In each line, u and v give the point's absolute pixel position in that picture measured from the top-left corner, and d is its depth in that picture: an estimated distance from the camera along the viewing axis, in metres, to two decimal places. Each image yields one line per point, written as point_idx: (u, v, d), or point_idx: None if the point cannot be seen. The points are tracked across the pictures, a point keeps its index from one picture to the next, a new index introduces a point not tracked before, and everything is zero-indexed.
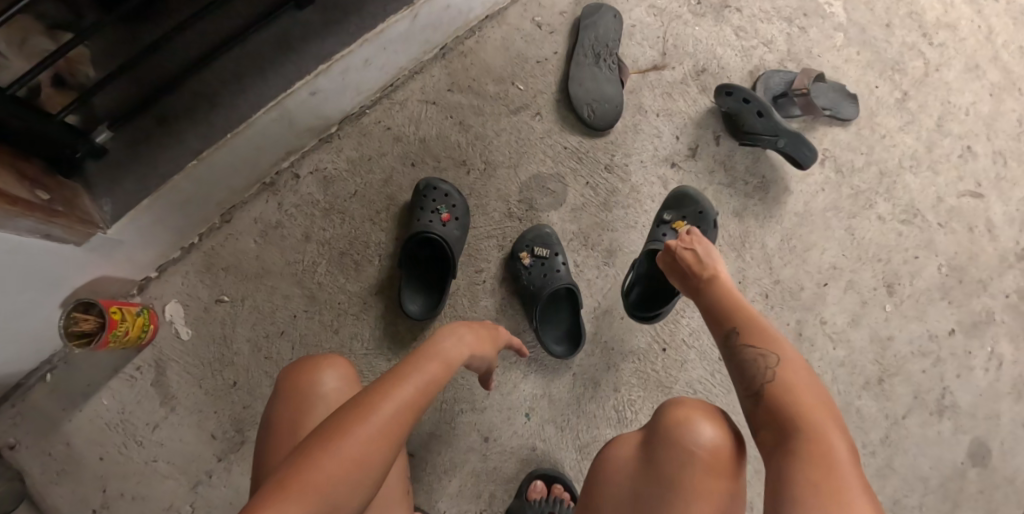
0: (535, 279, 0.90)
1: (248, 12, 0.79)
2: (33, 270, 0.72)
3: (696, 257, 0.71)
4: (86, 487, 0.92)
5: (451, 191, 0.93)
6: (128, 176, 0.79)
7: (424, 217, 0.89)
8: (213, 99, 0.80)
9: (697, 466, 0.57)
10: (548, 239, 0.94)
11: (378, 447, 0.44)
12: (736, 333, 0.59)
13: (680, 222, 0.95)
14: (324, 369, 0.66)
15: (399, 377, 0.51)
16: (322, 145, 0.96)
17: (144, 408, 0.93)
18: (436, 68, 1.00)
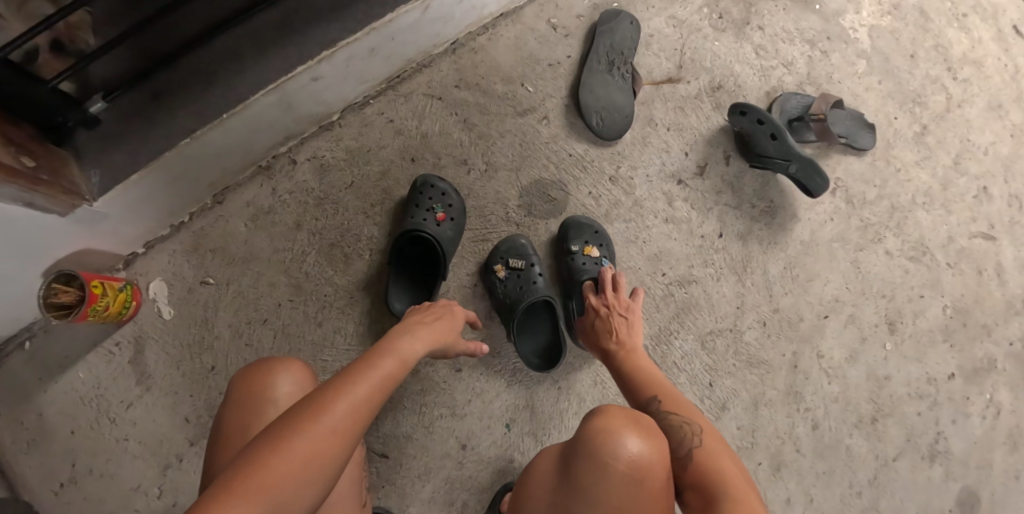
0: (511, 291, 0.88)
1: None
2: (12, 237, 0.70)
3: (615, 328, 0.82)
4: (54, 460, 0.90)
5: (448, 190, 0.90)
6: (119, 149, 0.78)
7: (418, 215, 0.87)
8: (212, 77, 0.78)
9: (617, 478, 0.55)
10: (524, 249, 0.91)
11: (331, 448, 0.43)
12: (657, 401, 0.70)
13: (588, 247, 0.92)
14: (279, 371, 0.65)
15: (352, 375, 0.50)
16: (321, 132, 0.94)
17: (120, 386, 0.91)
18: (444, 63, 0.97)
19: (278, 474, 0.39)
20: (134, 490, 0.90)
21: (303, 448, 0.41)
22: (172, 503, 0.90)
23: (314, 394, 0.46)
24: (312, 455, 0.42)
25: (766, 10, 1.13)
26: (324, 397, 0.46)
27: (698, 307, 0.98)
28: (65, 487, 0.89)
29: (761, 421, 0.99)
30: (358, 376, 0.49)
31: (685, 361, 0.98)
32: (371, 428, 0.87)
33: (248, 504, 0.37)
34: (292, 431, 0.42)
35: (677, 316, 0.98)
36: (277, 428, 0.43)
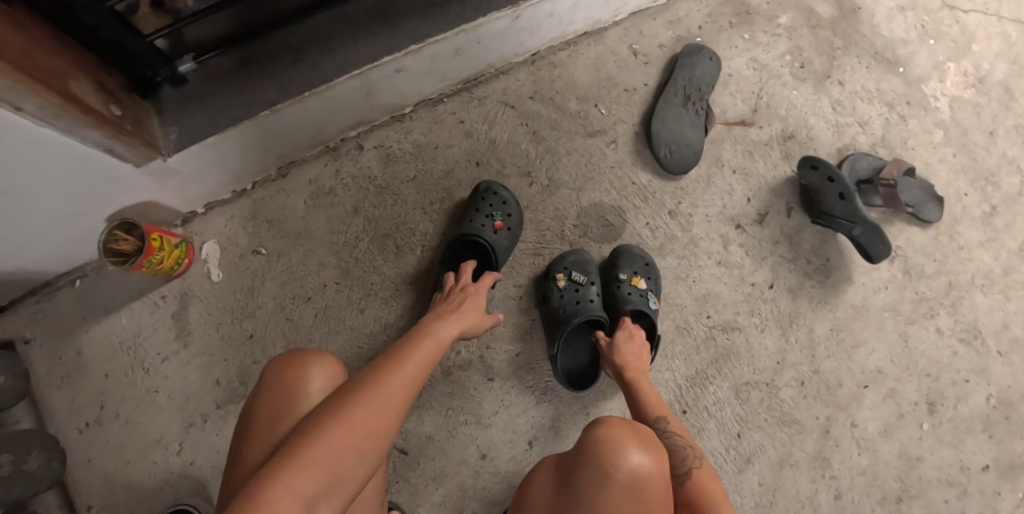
0: (567, 305, 0.87)
1: None
2: (85, 178, 0.74)
3: (638, 356, 0.83)
4: (84, 398, 0.92)
5: (510, 200, 0.90)
6: (200, 111, 0.80)
7: (476, 220, 0.87)
8: (299, 55, 0.80)
9: (618, 488, 0.55)
10: (588, 266, 0.90)
11: (378, 432, 0.43)
12: (663, 420, 0.72)
13: (636, 277, 0.91)
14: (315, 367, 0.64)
15: (393, 362, 0.49)
16: (392, 123, 0.95)
17: (159, 339, 0.92)
18: (523, 73, 0.98)
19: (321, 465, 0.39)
20: (154, 443, 0.91)
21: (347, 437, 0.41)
22: (187, 462, 0.91)
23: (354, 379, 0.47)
24: (357, 439, 0.42)
25: (849, 66, 1.12)
26: (368, 383, 0.46)
27: (737, 356, 0.96)
28: (89, 428, 0.91)
29: (783, 482, 0.96)
30: (398, 364, 0.49)
31: (717, 406, 0.96)
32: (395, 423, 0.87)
33: (310, 477, 0.39)
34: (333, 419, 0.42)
35: (715, 361, 0.96)
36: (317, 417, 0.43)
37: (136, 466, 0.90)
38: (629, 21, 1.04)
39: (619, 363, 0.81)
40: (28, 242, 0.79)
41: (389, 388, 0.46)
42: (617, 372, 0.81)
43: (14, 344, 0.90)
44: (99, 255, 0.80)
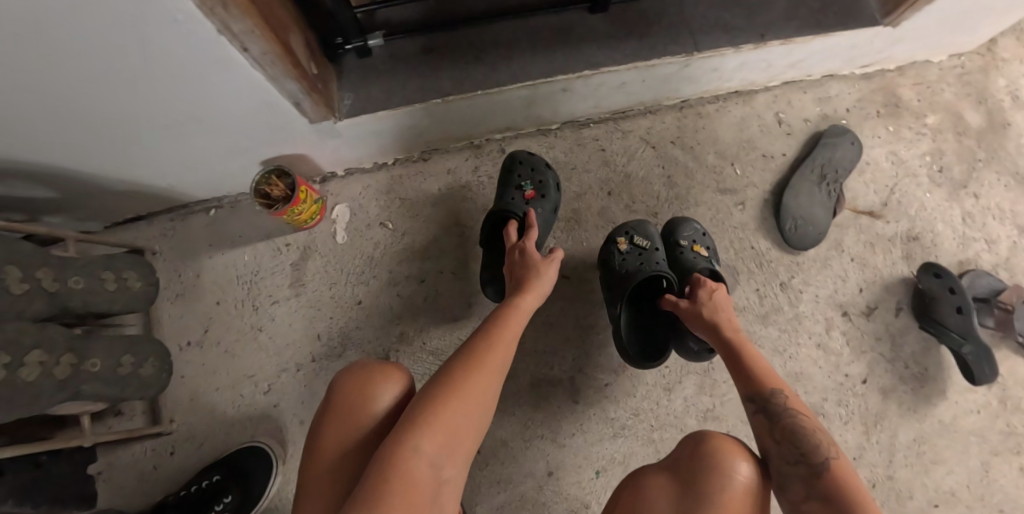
0: (630, 267, 0.86)
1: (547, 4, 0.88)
2: (260, 121, 0.79)
3: (728, 312, 0.76)
4: (192, 317, 0.95)
5: (539, 168, 0.91)
6: (378, 85, 0.84)
7: (507, 194, 0.89)
8: (479, 55, 0.86)
9: (740, 491, 0.57)
10: (649, 230, 0.90)
11: (479, 405, 0.58)
12: (780, 394, 0.65)
13: (697, 245, 0.90)
14: (388, 379, 0.67)
15: (478, 355, 0.61)
16: (537, 135, 0.99)
17: (273, 280, 0.95)
18: (669, 116, 1.02)
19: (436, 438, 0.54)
20: (245, 378, 0.93)
21: (454, 416, 0.55)
22: (273, 404, 0.93)
23: (447, 369, 0.60)
24: (458, 420, 0.56)
25: (987, 179, 1.09)
26: (460, 373, 0.59)
27: None
28: (189, 347, 0.95)
29: None
30: (481, 357, 0.61)
31: None
32: None
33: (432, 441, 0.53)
34: (446, 391, 0.57)
35: None
36: (428, 396, 0.56)
37: (223, 395, 0.93)
38: (778, 90, 1.06)
39: (711, 319, 0.74)
40: (201, 162, 0.86)
41: (478, 374, 0.59)
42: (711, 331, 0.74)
43: (143, 253, 0.96)
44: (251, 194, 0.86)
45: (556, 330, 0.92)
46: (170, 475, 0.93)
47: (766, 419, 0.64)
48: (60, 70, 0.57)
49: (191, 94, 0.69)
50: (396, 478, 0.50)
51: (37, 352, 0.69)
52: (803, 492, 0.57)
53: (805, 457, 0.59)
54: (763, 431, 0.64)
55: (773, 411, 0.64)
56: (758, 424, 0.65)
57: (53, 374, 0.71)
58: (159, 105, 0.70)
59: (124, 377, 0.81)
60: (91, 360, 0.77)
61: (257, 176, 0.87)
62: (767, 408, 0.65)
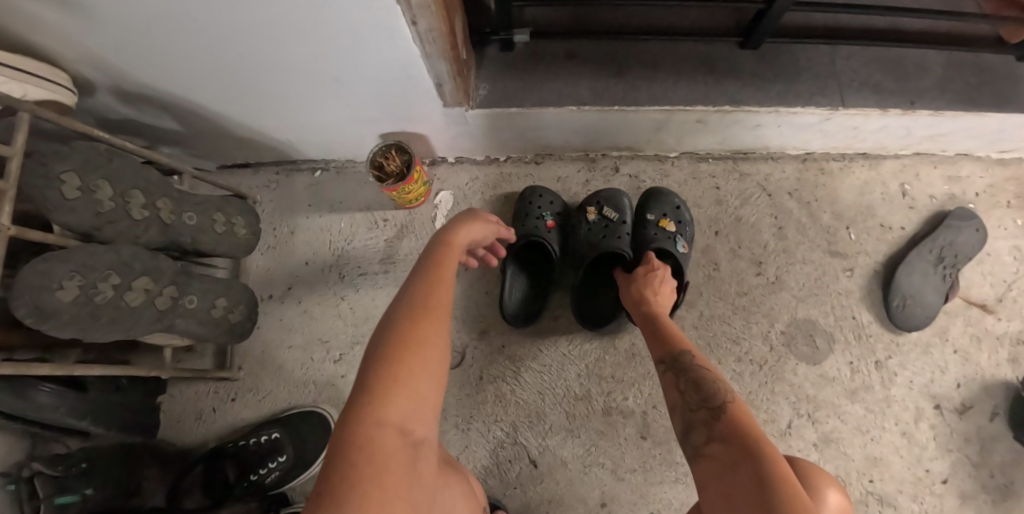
0: (595, 236, 0.89)
1: (698, 32, 0.87)
2: (393, 95, 0.79)
3: (659, 292, 0.81)
4: (278, 272, 0.96)
5: (554, 197, 0.92)
6: (515, 81, 0.83)
7: (529, 223, 0.88)
8: (621, 69, 0.85)
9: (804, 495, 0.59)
10: (623, 203, 0.90)
11: (438, 355, 0.51)
12: (687, 354, 0.70)
13: (664, 219, 0.90)
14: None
15: (425, 301, 0.53)
16: (653, 159, 0.97)
17: (364, 252, 0.95)
18: (790, 165, 0.98)
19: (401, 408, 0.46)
20: (317, 342, 0.93)
21: (415, 379, 0.48)
22: (341, 374, 0.92)
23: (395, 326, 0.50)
24: (418, 382, 0.48)
25: None
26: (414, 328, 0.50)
27: None
28: (270, 300, 0.95)
29: None
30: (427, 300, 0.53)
31: None
32: (539, 429, 0.88)
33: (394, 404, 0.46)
34: (404, 348, 0.48)
35: None
36: (382, 365, 0.47)
37: (294, 354, 0.93)
38: (908, 160, 1.01)
39: (639, 290, 0.82)
40: (326, 124, 0.87)
41: (433, 324, 0.52)
42: (636, 306, 0.80)
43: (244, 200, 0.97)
44: (369, 162, 0.87)
45: (639, 361, 0.89)
46: (226, 422, 0.93)
47: (675, 376, 0.68)
48: (219, 9, 0.58)
49: (338, 56, 0.69)
50: (365, 459, 0.43)
51: (145, 278, 0.71)
52: (703, 434, 0.59)
53: (706, 402, 0.62)
54: (671, 386, 0.68)
55: (684, 368, 0.68)
56: (668, 382, 0.68)
57: (155, 303, 0.72)
58: (301, 60, 0.70)
59: (215, 319, 0.81)
60: (189, 297, 0.77)
61: (378, 146, 0.88)
62: (679, 368, 0.69)
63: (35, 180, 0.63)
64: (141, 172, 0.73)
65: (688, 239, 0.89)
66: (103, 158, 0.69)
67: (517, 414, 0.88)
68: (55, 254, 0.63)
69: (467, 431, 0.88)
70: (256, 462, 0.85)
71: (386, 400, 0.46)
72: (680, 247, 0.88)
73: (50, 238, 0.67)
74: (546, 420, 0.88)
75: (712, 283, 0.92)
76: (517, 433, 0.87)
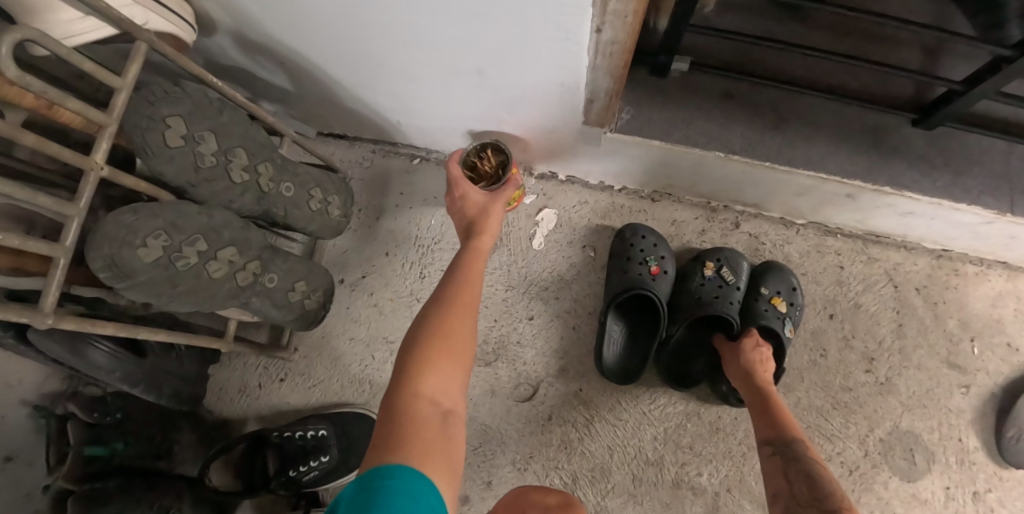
0: (704, 294, 0.82)
1: (869, 100, 0.79)
2: (534, 104, 0.72)
3: (766, 367, 0.72)
4: (356, 257, 0.90)
5: (660, 242, 0.83)
6: (661, 112, 0.77)
7: (632, 269, 0.80)
8: (779, 123, 0.77)
9: None
10: (741, 267, 0.83)
11: (469, 335, 0.52)
12: (795, 442, 0.61)
13: (778, 297, 0.82)
14: (557, 493, 0.59)
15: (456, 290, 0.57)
16: (778, 222, 0.89)
17: (449, 256, 0.88)
18: (922, 259, 0.89)
19: (437, 376, 0.48)
20: (382, 341, 0.87)
21: (444, 355, 0.49)
22: None
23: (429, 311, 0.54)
24: (447, 359, 0.49)
25: None
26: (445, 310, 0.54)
27: None
28: (341, 285, 0.89)
29: None
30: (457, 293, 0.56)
31: None
32: (601, 486, 0.80)
33: (426, 376, 0.48)
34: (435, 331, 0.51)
35: None
36: (415, 342, 0.50)
37: (355, 347, 0.87)
38: None
39: (746, 364, 0.72)
40: (445, 114, 0.79)
41: (463, 310, 0.54)
42: (744, 381, 0.71)
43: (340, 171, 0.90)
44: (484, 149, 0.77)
45: (722, 438, 0.81)
46: (272, 401, 0.88)
47: (781, 461, 0.59)
48: None
49: (493, 56, 0.62)
50: (405, 424, 0.43)
51: (231, 249, 0.64)
52: None
53: (818, 501, 0.52)
54: (776, 472, 0.58)
55: (791, 454, 0.59)
56: (772, 467, 0.59)
57: (235, 278, 0.65)
58: (451, 54, 0.63)
59: (290, 303, 0.74)
60: (270, 275, 0.70)
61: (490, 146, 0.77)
62: (786, 450, 0.60)
63: (140, 119, 0.56)
64: (249, 129, 0.66)
65: (797, 323, 0.83)
66: (214, 107, 0.62)
67: (580, 465, 0.81)
68: (144, 206, 0.57)
69: (523, 471, 0.81)
70: (297, 458, 0.79)
71: (423, 369, 0.48)
72: (787, 331, 0.80)
73: (141, 185, 0.60)
74: (609, 479, 0.80)
75: (817, 371, 0.85)
76: (576, 486, 0.80)
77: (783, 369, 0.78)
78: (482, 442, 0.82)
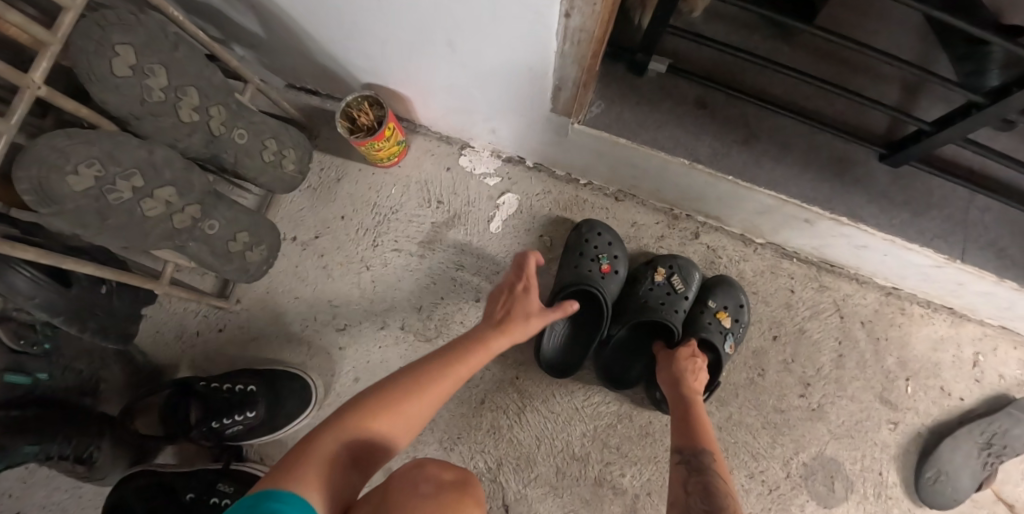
0: (651, 300, 0.82)
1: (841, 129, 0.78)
2: (503, 85, 0.70)
3: (697, 376, 0.72)
4: (311, 217, 0.88)
5: (615, 241, 0.83)
6: (633, 111, 0.76)
7: (583, 265, 0.80)
8: (748, 138, 0.77)
9: None
10: (692, 278, 0.83)
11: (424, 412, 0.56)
12: (703, 456, 0.61)
13: (723, 312, 0.83)
14: (455, 468, 0.51)
15: (444, 366, 0.58)
16: (738, 238, 0.89)
17: (405, 228, 0.86)
18: (872, 293, 0.90)
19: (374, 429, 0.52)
20: (326, 305, 0.85)
21: (396, 411, 0.54)
22: (338, 346, 0.84)
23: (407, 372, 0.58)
24: (395, 418, 0.54)
25: None
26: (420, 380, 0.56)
27: None
28: (292, 243, 0.87)
29: None
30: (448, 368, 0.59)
31: None
32: (525, 475, 0.81)
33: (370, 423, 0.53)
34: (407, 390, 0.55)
35: None
36: (391, 388, 0.55)
37: (299, 307, 0.86)
38: (992, 330, 0.90)
39: (676, 371, 0.72)
40: (418, 80, 0.77)
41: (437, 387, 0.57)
42: (671, 387, 0.72)
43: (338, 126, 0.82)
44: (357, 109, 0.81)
45: (650, 443, 0.82)
46: (208, 351, 0.87)
47: (684, 470, 0.59)
48: None
49: (460, 28, 0.60)
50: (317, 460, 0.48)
51: (170, 189, 0.62)
52: None
53: None
54: (677, 482, 0.58)
55: (695, 466, 0.59)
56: (675, 476, 0.60)
57: (171, 220, 0.63)
58: (419, 22, 0.62)
59: (232, 253, 0.73)
60: (211, 222, 0.68)
61: (354, 98, 0.80)
62: (691, 461, 0.60)
63: (83, 41, 0.53)
64: (206, 70, 0.64)
65: (738, 340, 0.84)
66: (169, 41, 0.60)
67: (506, 452, 0.81)
68: (79, 132, 0.55)
69: (449, 451, 0.81)
70: (220, 411, 0.77)
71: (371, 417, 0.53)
72: (727, 347, 0.80)
73: (82, 110, 0.58)
74: (533, 468, 0.81)
75: (753, 389, 0.86)
76: (499, 471, 0.80)
77: (716, 382, 0.79)
78: None
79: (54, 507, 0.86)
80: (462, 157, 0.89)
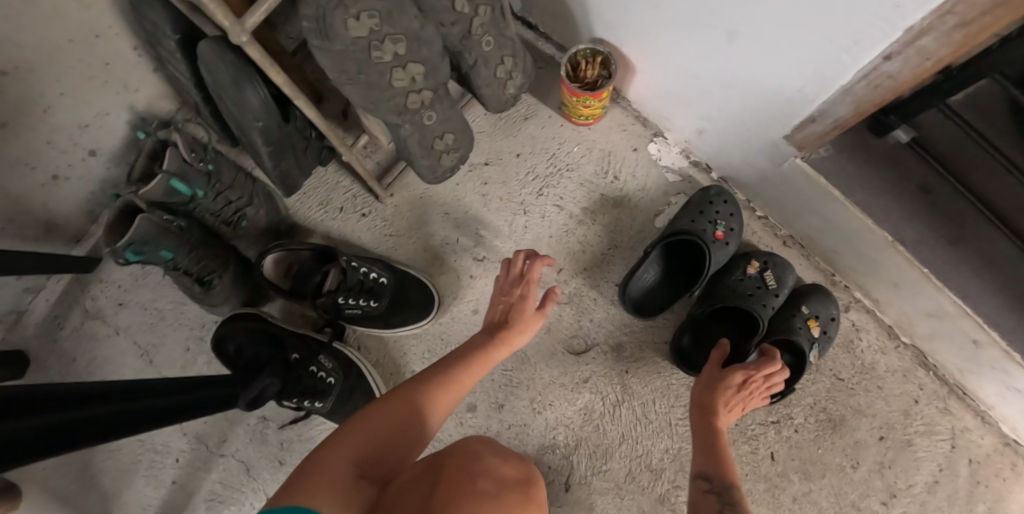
0: (742, 290, 0.80)
1: None
2: (751, 92, 0.68)
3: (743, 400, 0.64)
4: (489, 143, 0.88)
5: (735, 209, 0.82)
6: (859, 167, 0.73)
7: (700, 223, 0.79)
8: (959, 238, 0.71)
9: None
10: (788, 278, 0.81)
11: (423, 416, 0.54)
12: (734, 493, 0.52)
13: (814, 320, 0.80)
14: (516, 463, 0.54)
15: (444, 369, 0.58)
16: (883, 329, 0.88)
17: (572, 191, 0.86)
18: (993, 438, 0.85)
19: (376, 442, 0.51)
20: (473, 231, 0.86)
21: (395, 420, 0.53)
22: (470, 273, 0.85)
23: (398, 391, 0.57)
24: (400, 423, 0.53)
25: None
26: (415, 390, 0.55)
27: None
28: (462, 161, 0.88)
29: None
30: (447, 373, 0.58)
31: None
32: (596, 464, 0.81)
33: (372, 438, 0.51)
34: (406, 399, 0.55)
35: None
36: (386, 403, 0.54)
37: (446, 223, 0.87)
38: None
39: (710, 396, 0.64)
40: (658, 54, 0.75)
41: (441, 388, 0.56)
42: (700, 412, 0.64)
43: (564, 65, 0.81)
44: (586, 62, 0.81)
45: None
46: (348, 228, 0.89)
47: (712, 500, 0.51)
48: None
49: (756, 25, 0.58)
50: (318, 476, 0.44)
51: (421, 67, 0.62)
52: None
53: None
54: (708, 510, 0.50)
55: (726, 498, 0.51)
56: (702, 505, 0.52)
57: (407, 97, 0.64)
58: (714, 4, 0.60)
59: (432, 149, 0.73)
60: (431, 113, 0.68)
61: (587, 50, 0.80)
62: (723, 494, 0.52)
63: None
64: None
65: (821, 350, 0.81)
66: None
67: (588, 435, 0.81)
68: None
69: (536, 413, 0.82)
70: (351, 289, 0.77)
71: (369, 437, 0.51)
72: (811, 354, 0.78)
73: None
74: (607, 461, 0.81)
75: (840, 477, 0.85)
76: (575, 450, 0.81)
77: (790, 388, 0.78)
78: (513, 368, 0.83)
79: (153, 310, 0.93)
80: (652, 143, 0.88)
